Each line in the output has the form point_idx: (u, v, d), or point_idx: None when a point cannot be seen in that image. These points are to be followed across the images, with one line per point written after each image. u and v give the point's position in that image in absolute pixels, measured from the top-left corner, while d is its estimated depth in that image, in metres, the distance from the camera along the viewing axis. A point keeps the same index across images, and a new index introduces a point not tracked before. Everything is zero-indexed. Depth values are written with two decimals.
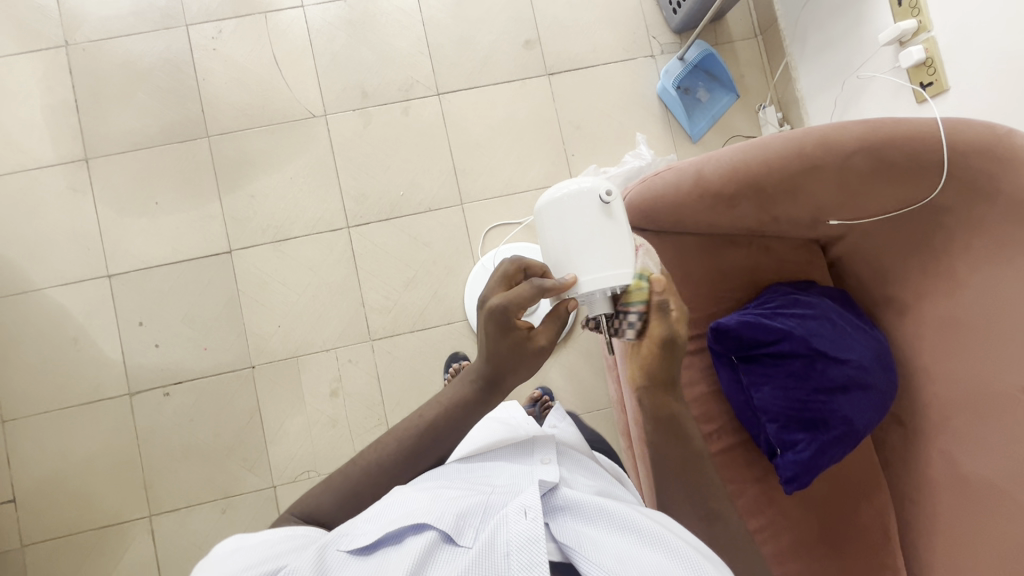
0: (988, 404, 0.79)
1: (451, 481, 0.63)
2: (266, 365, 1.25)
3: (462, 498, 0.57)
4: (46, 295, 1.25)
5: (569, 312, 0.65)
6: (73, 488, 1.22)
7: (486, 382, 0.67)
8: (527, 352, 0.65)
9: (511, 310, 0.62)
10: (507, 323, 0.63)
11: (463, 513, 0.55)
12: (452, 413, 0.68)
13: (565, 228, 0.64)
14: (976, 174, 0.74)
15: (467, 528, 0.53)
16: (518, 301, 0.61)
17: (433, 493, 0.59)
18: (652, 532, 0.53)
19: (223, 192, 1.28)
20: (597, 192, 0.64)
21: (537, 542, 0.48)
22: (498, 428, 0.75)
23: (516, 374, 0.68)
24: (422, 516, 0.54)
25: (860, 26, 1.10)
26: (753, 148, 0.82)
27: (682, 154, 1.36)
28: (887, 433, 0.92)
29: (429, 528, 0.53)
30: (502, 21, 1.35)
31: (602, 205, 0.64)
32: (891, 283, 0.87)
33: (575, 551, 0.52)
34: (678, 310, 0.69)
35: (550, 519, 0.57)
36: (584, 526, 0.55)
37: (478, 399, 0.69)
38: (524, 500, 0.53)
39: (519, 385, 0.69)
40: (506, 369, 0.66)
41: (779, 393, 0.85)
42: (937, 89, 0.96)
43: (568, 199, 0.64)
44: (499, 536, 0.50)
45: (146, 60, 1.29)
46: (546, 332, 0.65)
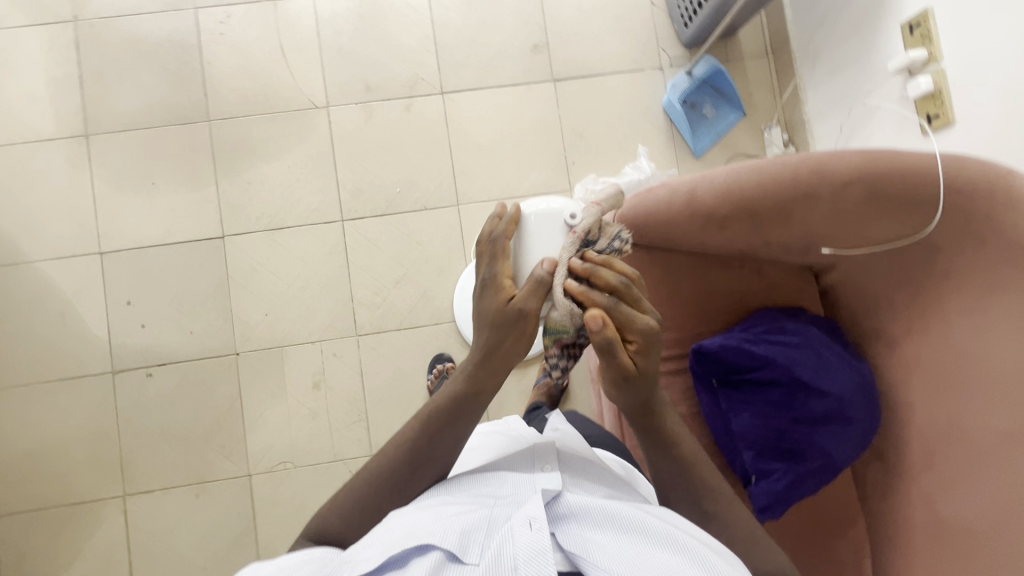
0: (973, 449, 0.75)
1: (455, 494, 0.62)
2: (251, 353, 1.25)
3: (466, 513, 0.57)
4: (36, 268, 1.25)
5: (546, 277, 0.59)
6: (50, 462, 1.22)
7: (475, 358, 0.62)
8: (506, 319, 0.60)
9: (493, 273, 0.61)
10: (489, 286, 0.61)
11: (467, 529, 0.53)
12: (448, 409, 0.64)
13: (536, 246, 0.64)
14: (973, 212, 0.72)
15: (472, 543, 0.52)
16: (499, 265, 0.61)
17: (436, 509, 0.57)
18: (660, 532, 0.53)
19: (220, 177, 1.28)
20: (563, 213, 0.64)
21: (544, 553, 0.49)
22: (500, 438, 0.75)
23: (504, 350, 0.61)
24: (426, 536, 0.52)
25: (870, 53, 1.09)
26: (748, 170, 0.80)
27: (683, 169, 1.34)
28: (868, 467, 0.90)
29: (433, 548, 0.52)
30: (511, 24, 1.34)
31: (568, 227, 0.64)
32: (882, 316, 0.86)
33: (584, 559, 0.52)
34: (635, 339, 0.60)
35: (555, 527, 0.57)
36: (590, 532, 0.55)
37: (469, 381, 0.63)
38: (528, 511, 0.53)
39: (520, 360, 0.63)
40: (490, 341, 0.61)
41: (758, 421, 0.84)
42: (943, 121, 0.94)
43: (537, 218, 0.64)
44: (508, 550, 0.50)
45: (152, 40, 1.29)
46: (530, 297, 0.59)
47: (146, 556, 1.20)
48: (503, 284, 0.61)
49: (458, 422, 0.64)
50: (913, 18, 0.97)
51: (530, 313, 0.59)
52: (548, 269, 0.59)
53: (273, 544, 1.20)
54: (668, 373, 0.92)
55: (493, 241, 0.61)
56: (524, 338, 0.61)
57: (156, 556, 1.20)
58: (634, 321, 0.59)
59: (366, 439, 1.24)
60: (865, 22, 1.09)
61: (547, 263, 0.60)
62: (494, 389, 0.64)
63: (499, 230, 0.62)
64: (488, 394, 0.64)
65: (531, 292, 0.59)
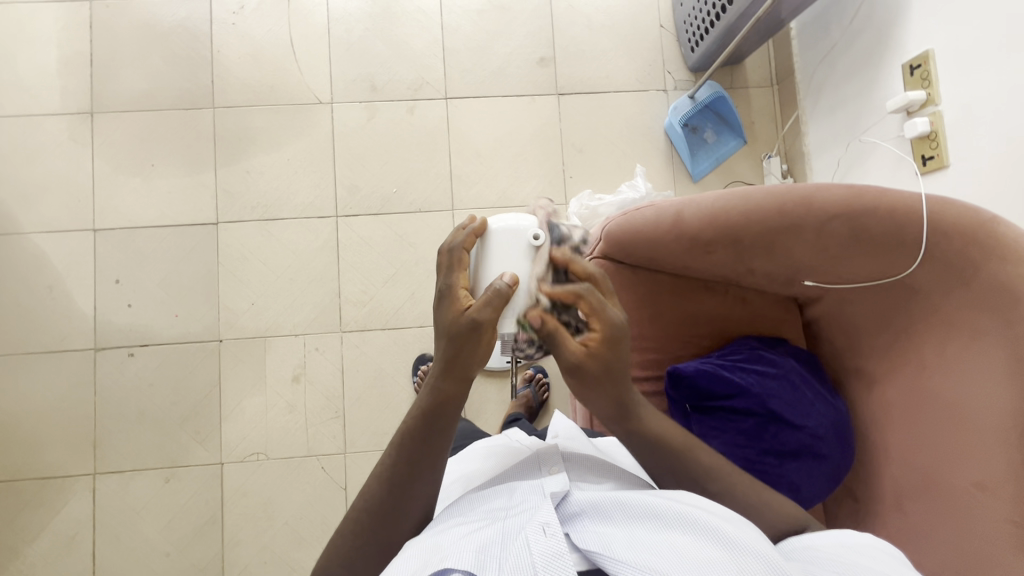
0: (942, 497, 0.75)
1: (469, 514, 0.62)
2: (234, 341, 1.25)
3: (478, 532, 0.55)
4: (28, 239, 1.26)
5: (498, 291, 0.57)
6: (23, 434, 1.21)
7: (436, 368, 0.60)
8: (461, 329, 0.57)
9: (449, 282, 0.60)
10: (443, 298, 0.60)
11: (483, 546, 0.52)
12: (417, 423, 0.61)
13: (498, 259, 0.64)
14: (955, 257, 0.72)
15: (490, 558, 0.51)
16: (454, 279, 0.60)
17: (451, 534, 0.56)
18: (674, 515, 0.53)
19: (219, 164, 1.29)
20: (528, 232, 0.65)
21: (561, 557, 0.48)
22: (501, 449, 0.76)
23: (465, 360, 0.59)
24: (443, 562, 0.50)
25: (872, 91, 1.09)
26: (736, 198, 0.80)
27: (680, 192, 1.34)
28: (838, 506, 0.89)
29: (451, 571, 0.49)
30: (520, 36, 1.36)
31: (530, 245, 0.65)
32: (862, 354, 0.85)
33: (602, 555, 0.51)
34: (597, 330, 0.59)
35: (569, 528, 0.56)
36: (603, 528, 0.54)
37: (434, 393, 0.60)
38: (542, 517, 0.52)
39: (481, 366, 0.60)
40: (449, 351, 0.58)
41: (729, 449, 0.81)
42: (937, 163, 0.94)
43: (501, 234, 0.65)
44: (526, 558, 0.49)
45: (165, 25, 1.31)
46: (483, 306, 0.57)
47: (110, 537, 1.19)
48: (458, 293, 0.59)
49: (431, 436, 0.61)
50: (913, 60, 0.98)
51: (485, 323, 0.57)
52: (508, 283, 0.59)
53: (239, 535, 1.19)
54: (646, 394, 0.93)
55: (450, 250, 0.62)
56: (483, 347, 0.58)
57: (120, 537, 1.19)
58: (603, 312, 0.59)
59: (342, 437, 1.23)
60: (869, 60, 1.09)
61: (509, 277, 0.59)
62: (459, 400, 0.61)
63: (458, 239, 0.62)
64: (455, 405, 0.61)
65: (483, 304, 0.57)
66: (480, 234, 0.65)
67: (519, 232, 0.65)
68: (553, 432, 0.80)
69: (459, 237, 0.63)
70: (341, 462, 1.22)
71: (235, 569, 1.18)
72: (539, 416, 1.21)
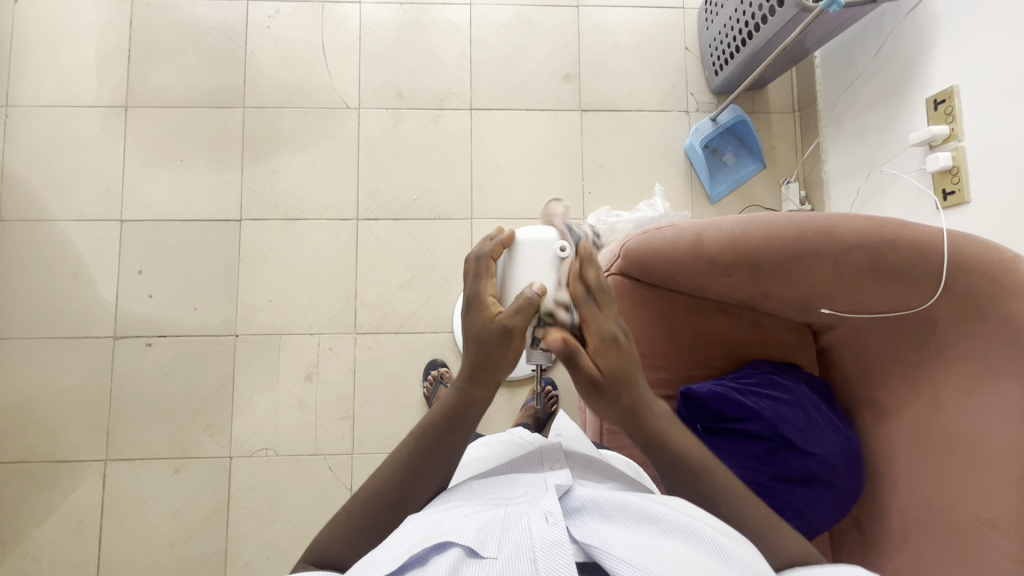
0: (951, 532, 0.74)
1: (469, 499, 0.63)
2: (250, 336, 1.27)
3: (482, 513, 0.56)
4: (58, 227, 1.29)
5: (529, 301, 0.60)
6: (40, 417, 1.24)
7: (463, 372, 0.63)
8: (492, 335, 0.60)
9: (477, 291, 0.62)
10: (472, 306, 0.62)
11: (484, 527, 0.53)
12: (440, 422, 0.63)
13: (525, 271, 0.65)
14: (974, 294, 0.72)
15: (490, 539, 0.51)
16: (484, 286, 0.62)
17: (453, 511, 0.57)
18: (672, 522, 0.53)
19: (246, 163, 1.32)
20: (555, 243, 0.66)
21: (562, 545, 0.48)
22: (505, 445, 0.77)
23: (491, 367, 0.61)
24: (445, 534, 0.52)
25: (894, 123, 1.10)
26: (756, 223, 0.81)
27: (697, 213, 1.35)
28: (844, 535, 0.89)
29: (452, 545, 0.51)
30: (546, 52, 1.38)
31: (557, 257, 0.66)
32: (875, 384, 0.85)
33: (600, 550, 0.51)
34: (596, 337, 0.62)
35: (569, 520, 0.56)
36: (603, 525, 0.54)
37: (459, 395, 0.63)
38: (544, 506, 0.53)
39: (507, 376, 0.63)
40: (478, 356, 0.61)
41: (738, 472, 0.82)
42: (958, 198, 0.95)
43: (529, 245, 0.66)
44: (525, 542, 0.49)
45: (202, 25, 1.34)
46: (514, 315, 0.60)
47: (116, 523, 1.20)
48: (487, 301, 0.61)
49: (454, 436, 0.63)
50: (938, 94, 0.99)
51: (515, 330, 0.60)
52: (537, 291, 0.62)
53: (243, 529, 1.20)
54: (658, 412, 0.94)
55: (479, 258, 0.63)
56: (510, 353, 0.61)
57: (126, 524, 1.20)
58: (599, 321, 0.62)
59: (350, 437, 1.24)
60: (893, 92, 1.10)
61: (536, 286, 0.63)
62: (483, 404, 0.64)
63: (486, 248, 0.64)
64: (478, 408, 0.64)
65: (515, 311, 0.60)
66: (507, 245, 0.66)
67: (547, 244, 0.67)
68: (556, 431, 0.82)
69: (486, 246, 0.65)
70: (348, 463, 1.23)
71: (237, 563, 1.19)
72: (547, 427, 1.21)
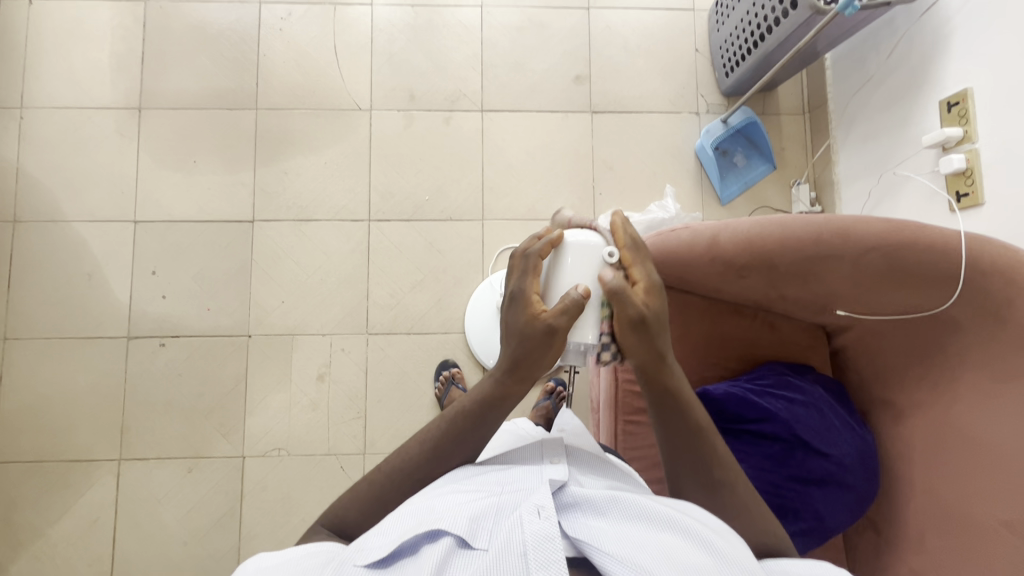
0: (966, 531, 0.75)
1: (464, 483, 0.61)
2: (262, 337, 1.27)
3: (475, 501, 0.55)
4: (72, 228, 1.29)
5: (577, 304, 0.61)
6: (56, 417, 1.24)
7: (501, 367, 0.64)
8: (535, 333, 0.61)
9: (523, 287, 0.63)
10: (519, 302, 0.62)
11: (477, 516, 0.52)
12: (471, 412, 0.64)
13: (572, 272, 0.65)
14: (992, 295, 0.72)
15: (482, 530, 0.51)
16: (532, 283, 0.63)
17: (446, 496, 0.57)
18: (663, 516, 0.53)
19: (259, 164, 1.32)
20: (603, 248, 0.65)
21: (553, 540, 0.47)
22: (511, 439, 0.76)
23: (530, 364, 0.63)
24: (436, 522, 0.52)
25: (906, 126, 1.11)
26: (772, 224, 0.81)
27: (707, 214, 1.36)
28: (859, 536, 0.89)
29: (444, 534, 0.51)
30: (557, 54, 1.39)
31: (604, 262, 0.65)
32: (890, 386, 0.86)
33: (590, 546, 0.51)
34: (643, 279, 0.64)
35: (562, 516, 0.56)
36: (595, 520, 0.54)
37: (494, 388, 0.64)
38: (537, 500, 0.53)
39: (545, 373, 0.64)
40: (519, 352, 0.62)
41: (754, 473, 0.82)
42: (972, 200, 0.95)
43: (576, 247, 0.65)
44: (517, 533, 0.49)
45: (215, 27, 1.35)
46: (560, 316, 0.61)
47: (130, 522, 1.21)
48: (532, 299, 0.62)
49: (480, 430, 0.65)
50: (951, 96, 0.99)
51: (559, 330, 0.61)
52: (583, 294, 0.62)
53: (256, 529, 1.21)
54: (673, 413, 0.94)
55: (527, 255, 0.63)
56: (550, 352, 0.62)
57: (140, 524, 1.21)
58: (641, 266, 0.66)
59: (362, 437, 1.25)
60: (905, 94, 1.11)
61: (582, 288, 0.63)
62: (516, 400, 0.65)
63: (535, 248, 0.64)
64: (512, 402, 0.65)
65: (560, 313, 0.61)
66: (556, 245, 0.65)
67: (594, 246, 0.66)
68: (561, 426, 0.78)
69: (536, 245, 0.64)
70: (360, 462, 1.24)
71: None
72: None
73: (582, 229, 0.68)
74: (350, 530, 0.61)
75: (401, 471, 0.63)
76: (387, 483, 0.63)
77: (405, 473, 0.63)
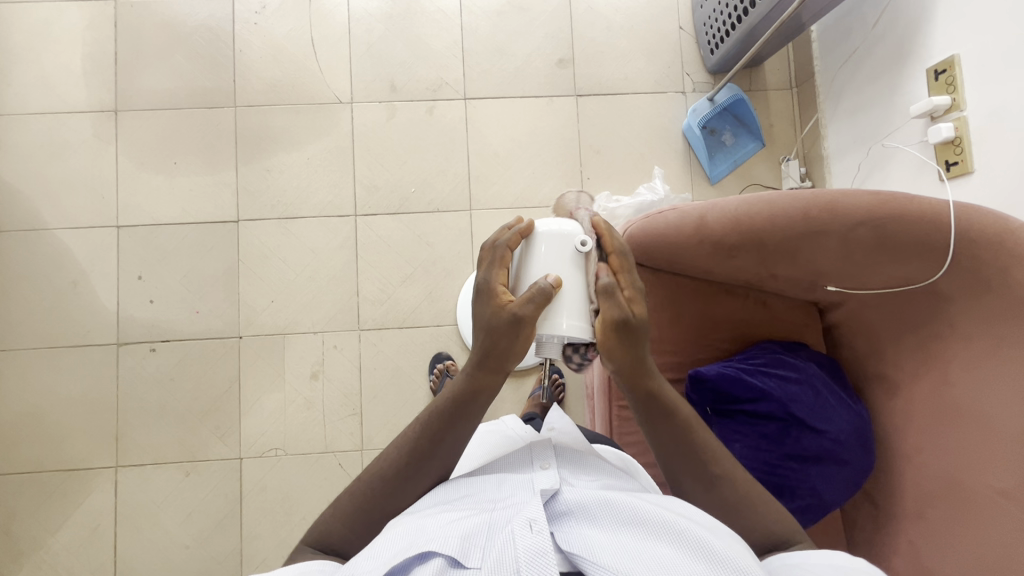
0: (961, 502, 0.75)
1: (455, 500, 0.60)
2: (253, 338, 1.26)
3: (465, 519, 0.55)
4: (54, 236, 1.28)
5: (542, 294, 0.59)
6: (49, 426, 1.24)
7: (472, 360, 0.63)
8: (501, 324, 0.60)
9: (490, 277, 0.62)
10: (484, 292, 0.62)
11: (468, 534, 0.52)
12: (448, 410, 0.64)
13: (543, 261, 0.63)
14: (982, 264, 0.72)
15: (474, 548, 0.50)
16: (499, 274, 0.62)
17: (435, 516, 0.56)
18: (658, 521, 0.52)
19: (241, 163, 1.30)
20: (574, 237, 0.64)
21: (546, 556, 0.47)
22: (500, 441, 0.76)
23: (498, 354, 0.62)
24: (426, 544, 0.51)
25: (894, 96, 1.09)
26: (760, 203, 0.80)
27: (697, 194, 1.34)
28: (857, 510, 0.89)
29: (435, 555, 0.50)
30: (539, 37, 1.36)
31: (577, 251, 0.64)
32: (884, 360, 0.85)
33: (584, 559, 0.50)
34: (628, 289, 0.63)
35: (554, 527, 0.55)
36: (589, 529, 0.53)
37: (467, 381, 0.64)
38: (528, 513, 0.52)
39: (515, 364, 0.63)
40: (487, 344, 0.61)
41: (749, 452, 0.82)
42: (961, 168, 0.94)
43: (547, 238, 0.64)
44: (509, 551, 0.49)
45: (188, 24, 1.32)
46: (524, 305, 0.59)
47: (130, 529, 1.21)
48: (498, 290, 0.61)
49: (464, 424, 0.64)
50: (938, 64, 0.97)
51: (524, 318, 0.59)
52: (553, 283, 0.60)
53: (257, 529, 1.21)
54: None
55: (495, 247, 0.62)
56: (519, 343, 0.61)
57: (140, 530, 1.21)
58: (631, 274, 0.64)
59: (359, 433, 1.24)
60: (892, 65, 1.09)
61: (553, 278, 0.61)
62: (490, 394, 0.64)
63: (503, 238, 0.63)
64: (487, 395, 0.64)
65: (523, 300, 0.59)
66: (527, 235, 0.64)
67: (566, 235, 0.64)
68: (550, 425, 0.79)
69: (504, 235, 0.63)
70: (358, 459, 1.24)
71: (253, 562, 1.20)
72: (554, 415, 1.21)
73: (557, 219, 0.66)
74: (347, 539, 0.62)
75: (390, 467, 0.63)
76: (378, 482, 0.63)
77: (396, 473, 0.63)
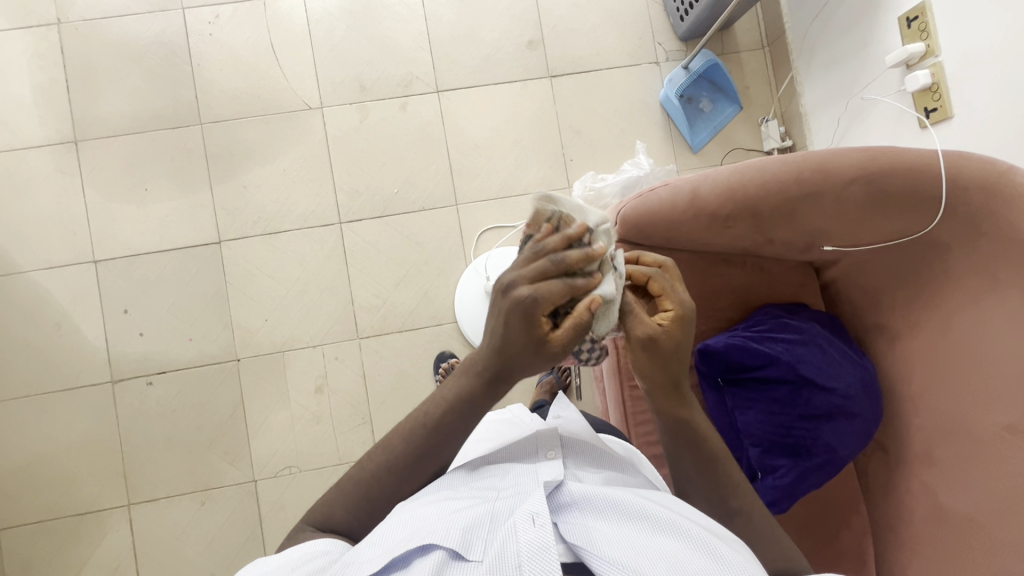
0: (973, 441, 0.77)
1: (459, 489, 0.60)
2: (252, 359, 1.24)
3: (468, 509, 0.54)
4: (30, 279, 1.23)
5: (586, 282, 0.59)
6: (53, 473, 1.21)
7: (488, 374, 0.60)
8: (545, 352, 0.56)
9: (537, 300, 0.54)
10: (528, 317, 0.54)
11: (469, 526, 0.51)
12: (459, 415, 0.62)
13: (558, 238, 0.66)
14: (975, 210, 0.74)
15: (475, 541, 0.50)
16: (550, 296, 0.55)
17: (439, 505, 0.56)
18: (664, 519, 0.52)
19: (215, 182, 1.26)
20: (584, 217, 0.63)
21: (548, 549, 0.46)
22: (506, 428, 0.75)
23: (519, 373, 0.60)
24: (428, 535, 0.50)
25: (867, 47, 1.09)
26: (752, 170, 0.80)
27: (682, 164, 1.34)
28: (869, 459, 0.92)
29: (435, 547, 0.50)
30: (506, 21, 1.33)
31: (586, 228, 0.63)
32: (883, 312, 0.86)
33: (586, 549, 0.50)
34: (674, 308, 0.61)
35: (558, 518, 0.55)
36: (592, 520, 0.53)
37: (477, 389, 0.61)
38: (531, 506, 0.51)
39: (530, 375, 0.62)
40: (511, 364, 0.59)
41: (764, 418, 0.83)
42: (942, 114, 0.94)
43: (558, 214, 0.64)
44: (510, 545, 0.47)
45: (140, 42, 1.26)
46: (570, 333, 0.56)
47: (152, 564, 1.20)
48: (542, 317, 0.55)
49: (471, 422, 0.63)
50: (910, 12, 0.97)
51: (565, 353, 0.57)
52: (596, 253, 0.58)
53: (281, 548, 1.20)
54: None
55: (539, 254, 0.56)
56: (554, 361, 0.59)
57: (163, 563, 1.20)
58: (674, 292, 0.61)
59: (371, 441, 1.24)
60: (862, 15, 1.09)
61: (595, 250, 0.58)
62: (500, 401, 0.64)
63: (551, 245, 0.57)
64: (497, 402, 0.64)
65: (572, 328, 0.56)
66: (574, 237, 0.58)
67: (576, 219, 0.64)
68: (556, 412, 0.79)
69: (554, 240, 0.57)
70: None
71: None
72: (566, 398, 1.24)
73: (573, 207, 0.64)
74: None
75: (412, 480, 0.62)
76: (401, 496, 0.62)
77: (421, 476, 0.63)
